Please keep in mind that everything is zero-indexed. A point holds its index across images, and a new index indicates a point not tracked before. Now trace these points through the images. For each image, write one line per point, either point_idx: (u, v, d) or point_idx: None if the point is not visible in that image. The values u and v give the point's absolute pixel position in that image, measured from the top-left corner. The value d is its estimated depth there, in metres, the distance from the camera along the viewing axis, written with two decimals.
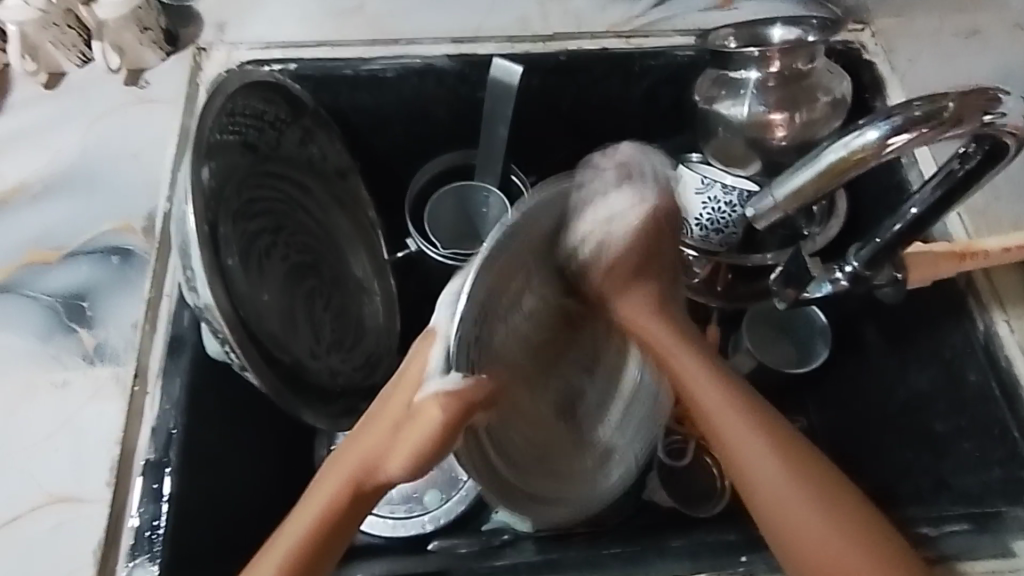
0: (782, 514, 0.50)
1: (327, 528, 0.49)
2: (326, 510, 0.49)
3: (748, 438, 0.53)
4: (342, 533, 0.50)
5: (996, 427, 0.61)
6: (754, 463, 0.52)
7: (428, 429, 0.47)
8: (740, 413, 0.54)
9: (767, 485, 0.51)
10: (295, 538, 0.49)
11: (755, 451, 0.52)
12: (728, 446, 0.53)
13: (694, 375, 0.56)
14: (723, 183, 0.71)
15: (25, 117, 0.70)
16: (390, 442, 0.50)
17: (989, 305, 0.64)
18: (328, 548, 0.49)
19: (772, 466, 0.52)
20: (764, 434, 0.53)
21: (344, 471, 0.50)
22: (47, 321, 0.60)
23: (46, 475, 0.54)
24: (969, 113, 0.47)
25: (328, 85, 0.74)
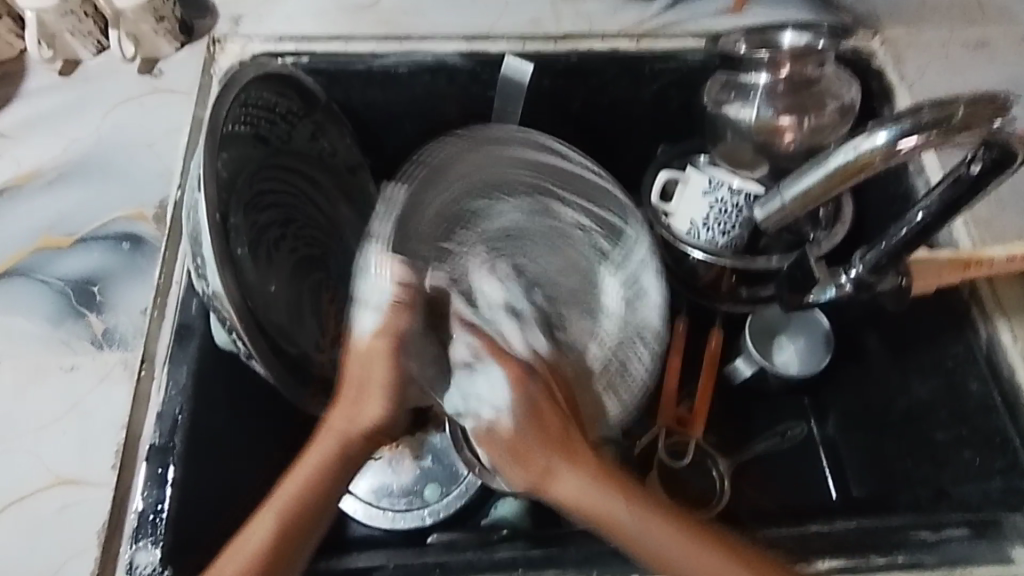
0: (669, 555, 0.52)
1: (317, 491, 0.52)
2: (315, 475, 0.53)
3: (644, 520, 0.53)
4: (335, 486, 0.53)
5: (998, 436, 0.61)
6: (679, 568, 0.51)
7: (385, 359, 0.56)
8: (623, 500, 0.53)
9: (653, 547, 0.52)
10: (279, 504, 0.51)
11: (598, 498, 0.53)
12: (619, 524, 0.53)
13: (563, 470, 0.54)
14: (730, 186, 0.69)
15: (41, 104, 0.70)
16: (358, 408, 0.56)
17: (992, 314, 0.63)
18: (318, 507, 0.52)
19: (673, 547, 0.52)
20: (627, 495, 0.54)
21: (326, 446, 0.54)
22: (57, 306, 0.61)
23: (53, 457, 0.54)
24: (978, 119, 0.47)
25: (341, 81, 0.75)
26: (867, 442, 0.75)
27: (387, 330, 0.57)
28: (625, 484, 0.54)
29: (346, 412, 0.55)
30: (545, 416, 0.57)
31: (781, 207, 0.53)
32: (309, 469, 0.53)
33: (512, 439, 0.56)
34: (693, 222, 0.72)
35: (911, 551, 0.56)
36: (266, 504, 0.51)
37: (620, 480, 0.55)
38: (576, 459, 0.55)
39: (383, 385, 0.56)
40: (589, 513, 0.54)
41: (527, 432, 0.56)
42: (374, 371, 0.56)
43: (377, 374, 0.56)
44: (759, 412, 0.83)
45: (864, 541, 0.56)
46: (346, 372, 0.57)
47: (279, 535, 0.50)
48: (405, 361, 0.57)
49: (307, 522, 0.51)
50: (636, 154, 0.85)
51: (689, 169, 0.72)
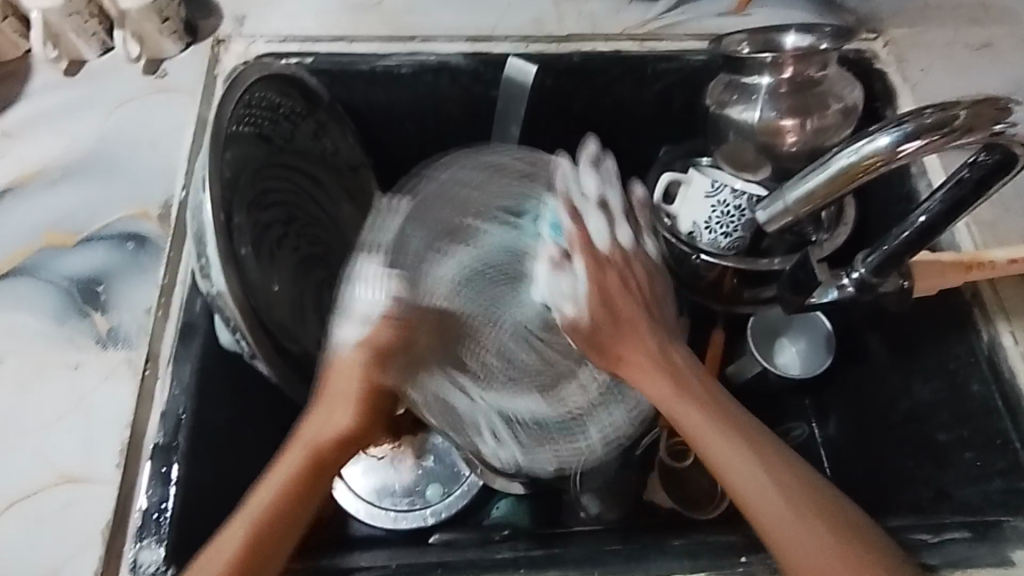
0: (768, 506, 0.51)
1: (278, 513, 0.53)
2: (282, 493, 0.53)
3: (761, 479, 0.52)
4: (292, 521, 0.53)
5: (999, 438, 0.61)
6: (765, 496, 0.51)
7: (353, 375, 0.56)
8: (751, 453, 0.53)
9: (763, 500, 0.51)
10: (242, 530, 0.51)
11: (715, 440, 0.54)
12: (713, 459, 0.54)
13: (688, 409, 0.55)
14: (732, 188, 0.71)
15: (45, 104, 0.71)
16: (329, 415, 0.56)
17: (994, 317, 0.64)
18: (286, 525, 0.53)
19: (767, 483, 0.52)
20: (753, 447, 0.53)
21: (294, 465, 0.54)
22: (62, 305, 0.61)
23: (58, 455, 0.55)
24: (980, 122, 0.47)
25: (344, 81, 0.75)
26: (870, 443, 0.76)
27: (372, 344, 0.56)
28: (773, 453, 0.53)
29: (318, 427, 0.55)
30: (603, 326, 0.58)
31: (784, 210, 0.52)
32: (279, 485, 0.54)
33: (650, 386, 0.56)
34: (696, 223, 0.72)
35: (911, 552, 0.56)
36: (229, 529, 0.51)
37: (758, 440, 0.54)
38: (666, 379, 0.56)
39: (358, 399, 0.56)
40: (712, 454, 0.54)
41: (627, 351, 0.58)
42: (349, 386, 0.56)
43: (345, 389, 0.56)
44: (761, 412, 0.83)
45: None
46: (329, 382, 0.56)
47: (246, 553, 0.51)
48: (386, 372, 0.57)
49: (275, 543, 0.52)
50: (639, 154, 0.85)
51: (693, 170, 0.73)
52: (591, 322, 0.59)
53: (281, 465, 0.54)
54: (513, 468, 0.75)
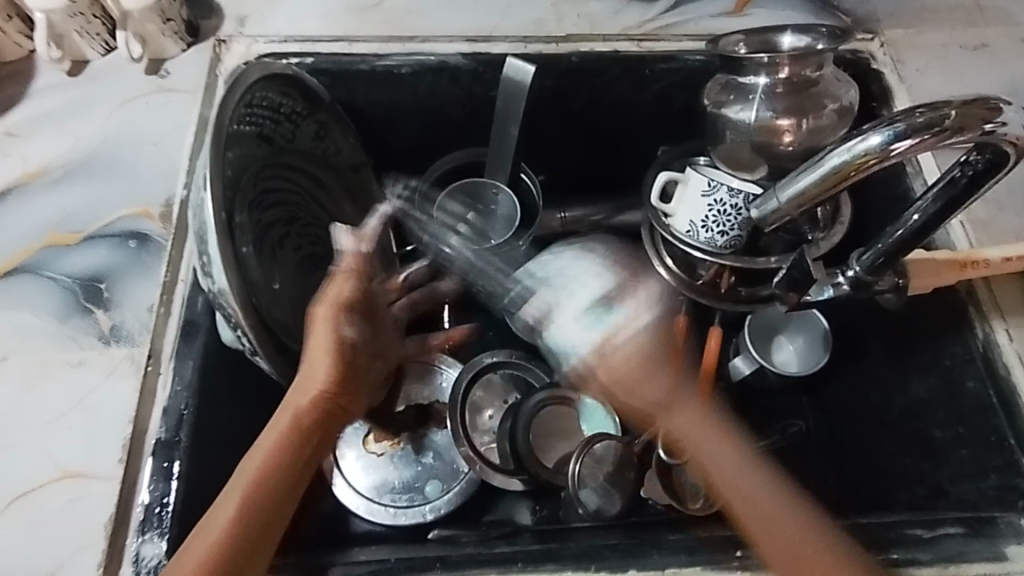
0: (786, 539, 0.56)
1: (271, 478, 0.54)
2: (274, 454, 0.55)
3: (797, 529, 0.57)
4: (286, 483, 0.55)
5: (993, 435, 0.62)
6: (753, 511, 0.59)
7: (327, 330, 0.60)
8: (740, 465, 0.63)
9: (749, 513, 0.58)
10: (237, 491, 0.53)
11: (757, 509, 0.59)
12: (783, 536, 0.56)
13: (725, 470, 0.63)
14: (730, 186, 0.69)
15: (48, 103, 0.71)
16: (307, 373, 0.59)
17: (990, 315, 0.65)
18: (272, 485, 0.54)
19: (757, 492, 0.61)
20: (746, 466, 0.63)
21: (280, 425, 0.57)
22: (65, 302, 0.61)
23: (61, 450, 0.55)
24: (971, 122, 0.47)
25: (345, 81, 0.76)
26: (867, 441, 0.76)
27: (338, 301, 0.61)
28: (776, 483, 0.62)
29: (300, 389, 0.59)
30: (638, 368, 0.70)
31: (776, 208, 0.53)
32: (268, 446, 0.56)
33: (713, 456, 0.65)
34: (693, 222, 0.71)
35: (905, 547, 0.56)
36: (226, 495, 0.53)
37: (771, 475, 0.63)
38: (702, 427, 0.67)
39: (324, 351, 0.59)
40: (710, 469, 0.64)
41: (682, 416, 0.68)
42: (323, 337, 0.60)
43: (321, 345, 0.60)
44: (759, 411, 0.84)
45: (861, 537, 0.57)
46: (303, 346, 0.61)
47: (238, 518, 0.52)
48: (343, 322, 0.61)
49: (276, 500, 0.54)
50: (637, 154, 0.86)
51: (689, 169, 0.72)
52: (687, 429, 0.67)
53: (269, 428, 0.57)
54: (512, 466, 0.76)
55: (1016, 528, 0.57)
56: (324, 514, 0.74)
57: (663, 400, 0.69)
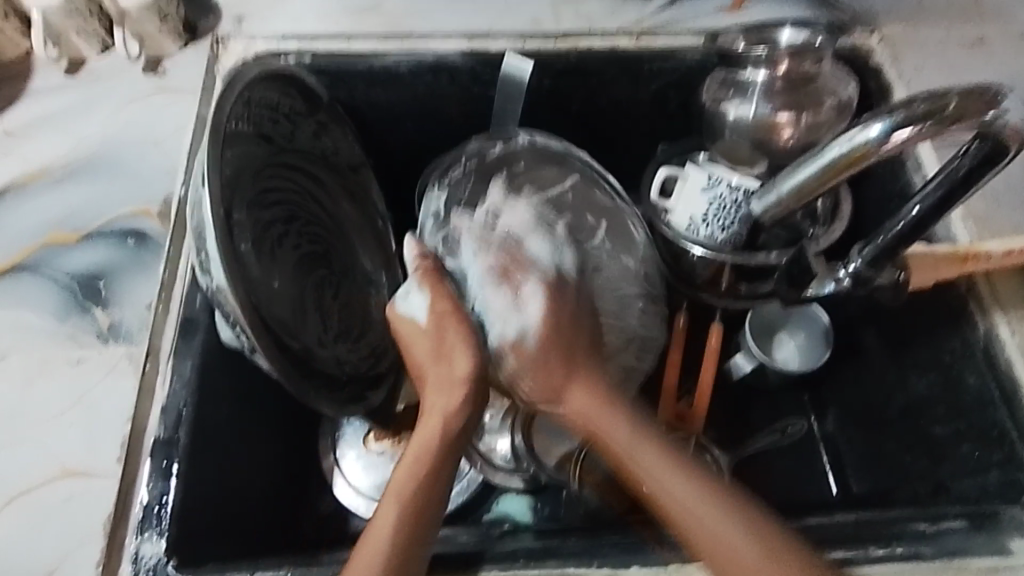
0: (691, 514, 0.53)
1: (422, 487, 0.54)
2: (415, 472, 0.55)
3: (695, 495, 0.53)
4: (436, 493, 0.54)
5: (996, 429, 0.61)
6: (688, 504, 0.53)
7: (455, 330, 0.60)
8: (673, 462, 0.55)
9: (681, 508, 0.53)
10: (401, 484, 0.54)
11: (681, 488, 0.54)
12: (692, 523, 0.52)
13: (647, 464, 0.56)
14: (729, 182, 0.69)
15: (47, 103, 0.71)
16: (441, 378, 0.60)
17: (989, 309, 0.64)
18: (436, 485, 0.55)
19: (686, 484, 0.54)
20: (680, 470, 0.55)
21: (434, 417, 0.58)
22: (63, 301, 0.61)
23: (59, 449, 0.55)
24: (971, 112, 0.47)
25: (343, 80, 0.76)
26: (868, 438, 0.76)
27: (438, 300, 0.61)
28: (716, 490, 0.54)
29: (438, 387, 0.59)
30: (552, 357, 0.61)
31: None
32: (407, 470, 0.55)
33: (643, 454, 0.57)
34: (693, 218, 0.72)
35: (908, 543, 0.56)
36: (383, 501, 0.54)
37: (700, 477, 0.55)
38: (606, 409, 0.60)
39: (462, 358, 0.60)
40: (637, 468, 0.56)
41: (581, 390, 0.61)
42: (456, 338, 0.60)
43: (450, 347, 0.60)
44: (759, 409, 0.84)
45: (864, 533, 0.57)
46: (418, 348, 0.61)
47: (401, 514, 0.52)
48: (471, 332, 0.61)
49: (430, 507, 0.54)
50: (636, 152, 0.86)
51: (689, 165, 0.72)
52: (580, 413, 0.60)
53: (418, 435, 0.58)
54: (513, 464, 0.76)
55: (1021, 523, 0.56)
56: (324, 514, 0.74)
57: (552, 389, 0.61)
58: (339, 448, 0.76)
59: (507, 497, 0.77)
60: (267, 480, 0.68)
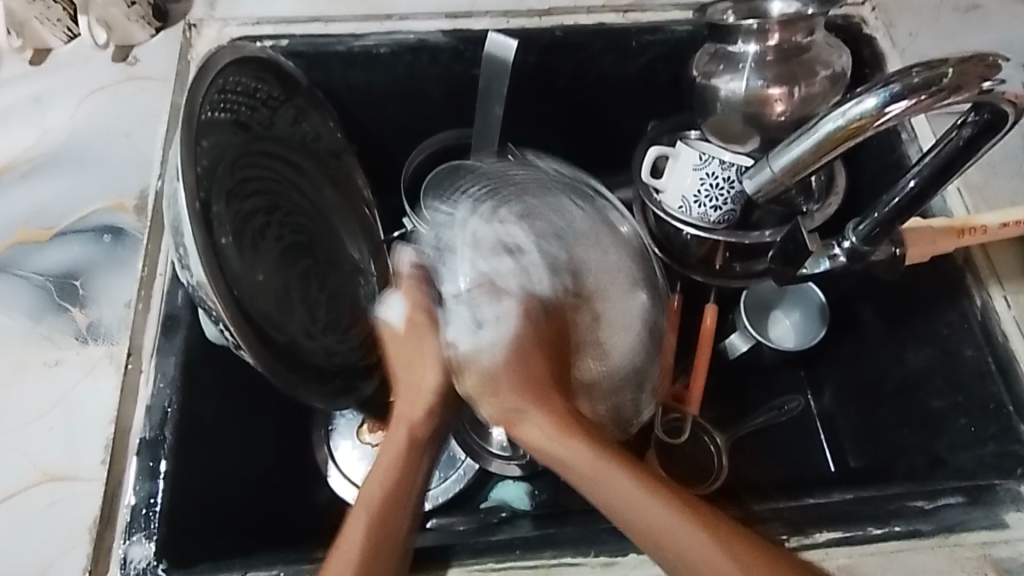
0: (695, 572, 0.45)
1: (388, 499, 0.52)
2: (383, 483, 0.53)
3: (664, 514, 0.46)
4: (400, 508, 0.52)
5: (992, 403, 0.61)
6: (709, 564, 0.44)
7: (428, 332, 0.58)
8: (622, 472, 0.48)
9: (677, 550, 0.45)
10: (373, 488, 0.53)
11: (647, 516, 0.46)
12: (668, 547, 0.45)
13: (610, 478, 0.48)
14: (721, 159, 0.69)
15: (12, 95, 0.69)
16: (417, 381, 0.58)
17: (986, 282, 0.63)
18: (405, 493, 0.53)
19: (679, 522, 0.46)
20: (649, 487, 0.47)
21: (403, 426, 0.56)
22: (39, 301, 0.59)
23: (41, 452, 0.54)
24: (969, 80, 0.45)
25: (322, 63, 0.73)
26: (865, 413, 0.76)
27: (415, 304, 0.59)
28: (696, 506, 0.46)
29: (408, 398, 0.57)
30: (550, 324, 0.57)
31: (771, 177, 0.51)
32: (379, 480, 0.53)
33: (594, 485, 0.48)
34: (684, 197, 0.71)
35: (906, 519, 0.56)
36: (356, 508, 0.52)
37: (683, 499, 0.47)
38: (572, 440, 0.50)
39: (433, 367, 0.58)
40: (602, 492, 0.48)
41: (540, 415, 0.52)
42: (427, 343, 0.58)
43: (423, 354, 0.58)
44: (756, 387, 0.83)
45: (862, 509, 0.56)
46: (395, 348, 0.60)
47: (372, 526, 0.51)
48: (446, 337, 0.59)
49: (388, 520, 0.51)
50: (625, 131, 0.84)
51: (680, 143, 0.71)
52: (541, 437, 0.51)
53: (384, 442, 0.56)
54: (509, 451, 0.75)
55: (1017, 495, 0.56)
56: (319, 506, 0.73)
57: (556, 334, 0.57)
58: (332, 440, 0.75)
59: (502, 484, 0.77)
60: (258, 476, 0.67)
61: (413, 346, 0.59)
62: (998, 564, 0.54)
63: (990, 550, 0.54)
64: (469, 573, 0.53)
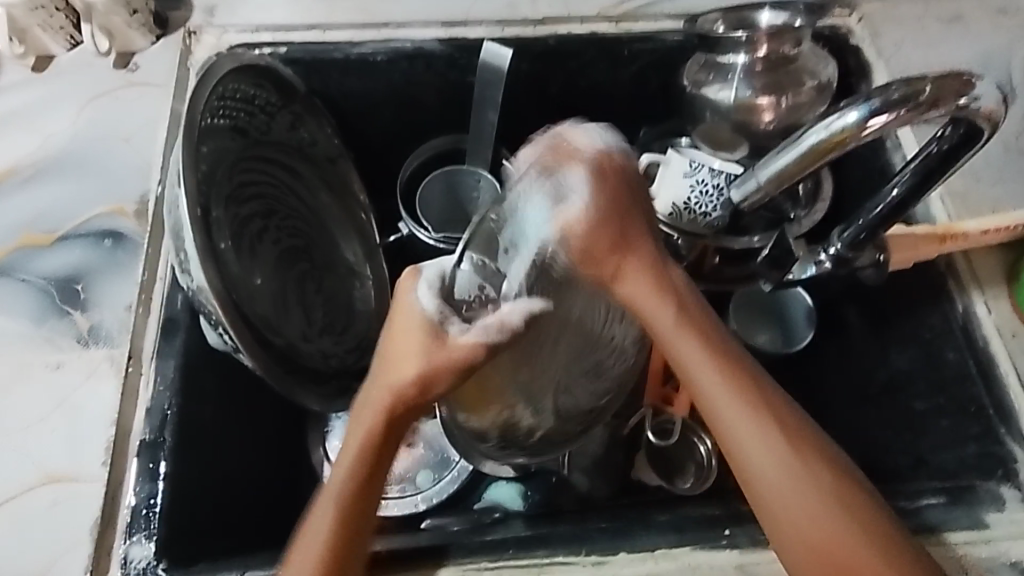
0: (839, 548, 0.46)
1: (357, 502, 0.49)
2: (353, 484, 0.49)
3: (795, 464, 0.47)
4: (369, 507, 0.50)
5: (973, 405, 0.63)
6: (830, 540, 0.46)
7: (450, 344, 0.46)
8: (773, 426, 0.48)
9: (826, 539, 0.46)
10: (338, 477, 0.49)
11: (786, 506, 0.46)
12: (816, 540, 0.46)
13: (742, 427, 0.47)
14: (711, 167, 0.69)
15: (14, 101, 0.70)
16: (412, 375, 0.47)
17: (969, 287, 0.65)
18: (373, 493, 0.49)
19: (816, 493, 0.47)
20: (775, 446, 0.47)
21: (370, 411, 0.48)
22: (40, 305, 0.60)
23: (42, 455, 0.55)
24: (945, 95, 0.47)
25: (319, 70, 0.74)
26: None
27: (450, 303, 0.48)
28: (852, 497, 0.47)
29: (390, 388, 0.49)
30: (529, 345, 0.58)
31: (756, 187, 0.55)
32: (348, 480, 0.49)
33: (730, 434, 0.48)
34: (675, 204, 0.71)
35: None
36: (321, 508, 0.49)
37: (800, 438, 0.48)
38: (723, 367, 0.48)
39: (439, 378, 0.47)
40: (749, 449, 0.47)
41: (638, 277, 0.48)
42: (444, 347, 0.46)
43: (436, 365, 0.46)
44: None
45: None
46: (393, 343, 0.47)
47: (339, 530, 0.49)
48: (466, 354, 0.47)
49: (354, 520, 0.49)
50: None
51: (670, 151, 0.72)
52: (705, 363, 0.48)
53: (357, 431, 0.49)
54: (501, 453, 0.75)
55: (996, 495, 0.58)
56: None
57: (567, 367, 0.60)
58: (328, 441, 0.76)
59: (496, 485, 0.77)
60: (255, 478, 0.68)
61: (425, 363, 0.46)
62: (979, 564, 0.55)
63: (973, 550, 0.55)
64: (464, 571, 0.55)
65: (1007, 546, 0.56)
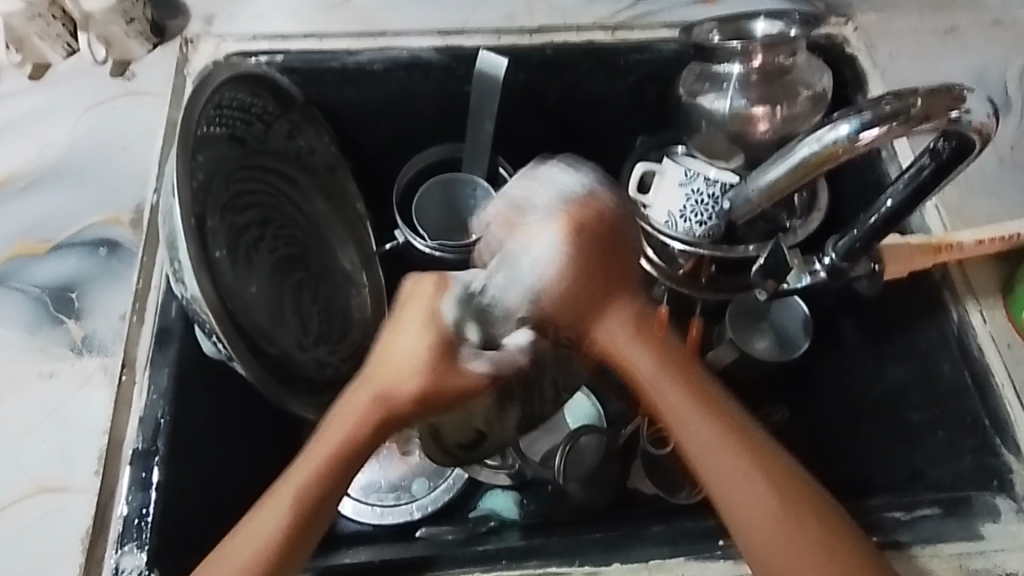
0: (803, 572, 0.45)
1: (310, 506, 0.47)
2: (308, 485, 0.47)
3: (757, 486, 0.47)
4: (324, 510, 0.47)
5: (968, 417, 0.62)
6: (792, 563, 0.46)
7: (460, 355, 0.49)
8: (739, 450, 0.48)
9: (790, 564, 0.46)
10: (302, 480, 0.47)
11: (783, 541, 0.46)
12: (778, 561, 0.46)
13: (706, 448, 0.48)
14: (706, 176, 0.70)
15: (12, 109, 0.70)
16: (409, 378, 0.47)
17: (963, 298, 0.65)
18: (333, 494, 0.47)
19: (777, 514, 0.46)
20: (767, 475, 0.47)
21: (356, 416, 0.47)
22: (34, 314, 0.60)
23: (34, 464, 0.55)
24: (937, 110, 0.47)
25: (316, 79, 0.75)
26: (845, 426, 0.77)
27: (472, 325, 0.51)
28: (823, 525, 0.46)
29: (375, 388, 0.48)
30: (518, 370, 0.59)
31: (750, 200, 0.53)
32: (304, 479, 0.47)
33: (721, 467, 0.47)
34: (671, 212, 0.72)
35: (884, 531, 0.57)
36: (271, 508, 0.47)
37: (766, 462, 0.48)
38: (688, 396, 0.49)
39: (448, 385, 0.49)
40: (714, 476, 0.48)
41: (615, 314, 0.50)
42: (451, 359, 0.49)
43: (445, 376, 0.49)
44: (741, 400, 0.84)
45: None
46: (402, 345, 0.48)
47: (288, 534, 0.46)
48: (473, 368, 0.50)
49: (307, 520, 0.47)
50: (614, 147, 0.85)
51: (666, 160, 0.73)
52: (673, 395, 0.49)
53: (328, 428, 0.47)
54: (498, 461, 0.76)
55: (991, 507, 0.58)
56: None
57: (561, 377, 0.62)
58: None
59: (491, 494, 0.77)
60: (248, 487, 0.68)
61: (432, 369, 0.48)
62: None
63: (967, 562, 0.55)
64: None
65: (1002, 559, 0.55)
